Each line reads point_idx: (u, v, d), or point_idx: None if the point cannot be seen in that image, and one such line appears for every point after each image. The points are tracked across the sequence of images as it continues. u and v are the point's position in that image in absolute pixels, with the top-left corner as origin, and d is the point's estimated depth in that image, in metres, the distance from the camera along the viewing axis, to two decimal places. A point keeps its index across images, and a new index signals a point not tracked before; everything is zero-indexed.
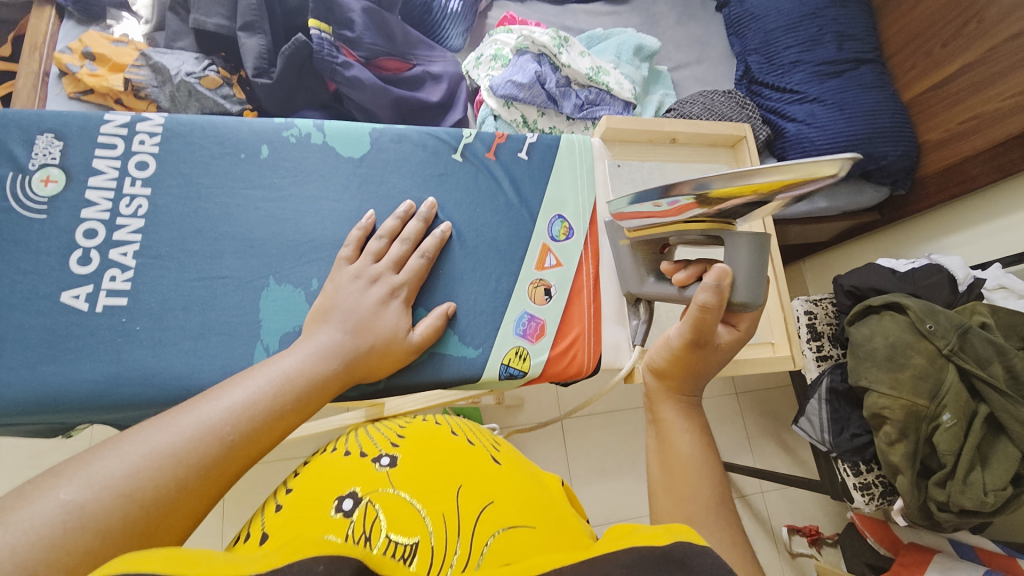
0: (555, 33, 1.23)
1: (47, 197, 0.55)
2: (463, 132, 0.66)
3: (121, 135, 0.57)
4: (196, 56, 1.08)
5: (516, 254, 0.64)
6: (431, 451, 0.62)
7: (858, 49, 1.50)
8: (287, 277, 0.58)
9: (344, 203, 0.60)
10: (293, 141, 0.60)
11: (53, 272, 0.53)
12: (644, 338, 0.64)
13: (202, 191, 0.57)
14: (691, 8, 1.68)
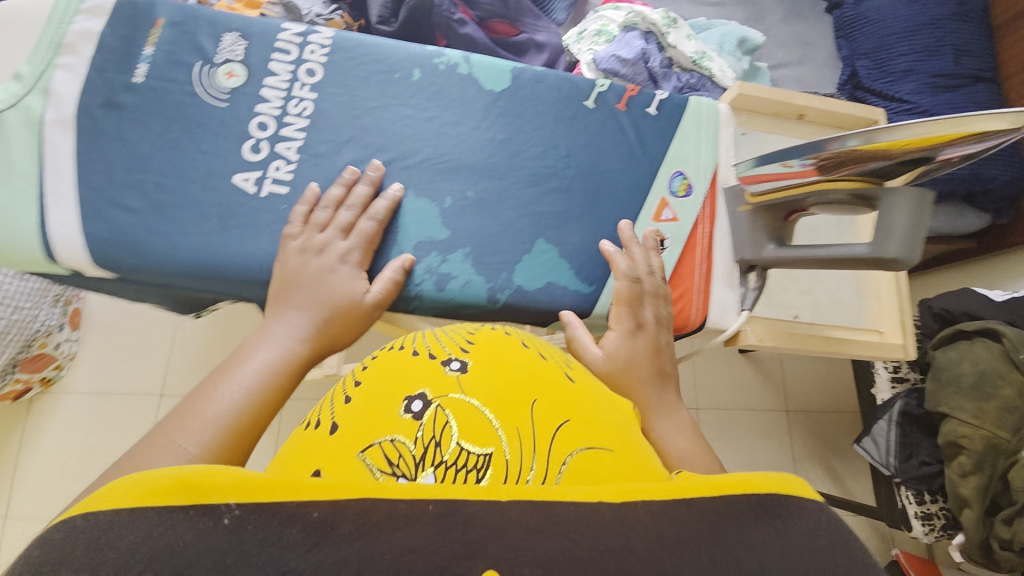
0: (666, 12, 1.24)
1: (229, 89, 0.62)
2: (598, 81, 0.69)
3: (295, 43, 0.65)
4: (325, 0, 1.15)
5: (635, 203, 0.66)
6: (506, 363, 0.50)
7: (976, 67, 1.41)
8: (424, 192, 0.63)
9: (480, 130, 0.65)
10: (442, 68, 0.66)
11: (230, 155, 0.61)
12: (753, 304, 0.65)
13: (362, 105, 0.64)
14: (799, 7, 1.57)
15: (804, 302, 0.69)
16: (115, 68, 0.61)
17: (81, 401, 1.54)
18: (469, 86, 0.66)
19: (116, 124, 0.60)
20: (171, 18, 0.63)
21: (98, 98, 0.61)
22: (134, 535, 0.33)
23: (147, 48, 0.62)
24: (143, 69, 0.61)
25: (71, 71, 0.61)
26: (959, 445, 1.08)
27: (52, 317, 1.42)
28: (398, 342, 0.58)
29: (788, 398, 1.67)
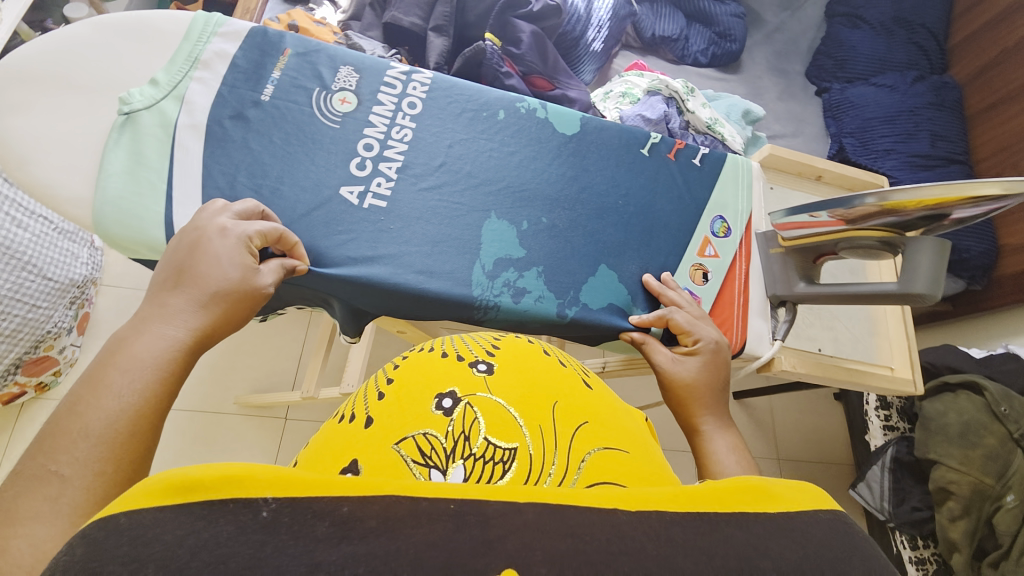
0: (685, 82, 1.40)
1: (342, 111, 0.76)
2: (652, 135, 0.83)
3: (399, 80, 0.80)
4: (384, 45, 1.27)
5: (683, 240, 0.78)
6: (528, 368, 0.53)
7: (950, 150, 1.62)
8: (504, 216, 0.75)
9: (552, 166, 0.79)
10: (523, 111, 0.82)
11: (341, 169, 0.73)
12: (785, 335, 0.74)
13: (456, 139, 0.78)
14: (792, 88, 1.78)
15: (827, 336, 0.78)
16: (247, 87, 0.75)
17: None
18: (545, 126, 0.81)
19: (246, 133, 0.73)
20: (296, 50, 0.79)
21: (226, 109, 0.74)
22: (176, 529, 0.27)
23: (275, 72, 0.77)
24: (269, 88, 0.76)
25: (203, 84, 0.75)
26: (948, 490, 1.14)
27: (64, 319, 1.35)
28: (427, 344, 0.60)
29: (779, 446, 1.70)
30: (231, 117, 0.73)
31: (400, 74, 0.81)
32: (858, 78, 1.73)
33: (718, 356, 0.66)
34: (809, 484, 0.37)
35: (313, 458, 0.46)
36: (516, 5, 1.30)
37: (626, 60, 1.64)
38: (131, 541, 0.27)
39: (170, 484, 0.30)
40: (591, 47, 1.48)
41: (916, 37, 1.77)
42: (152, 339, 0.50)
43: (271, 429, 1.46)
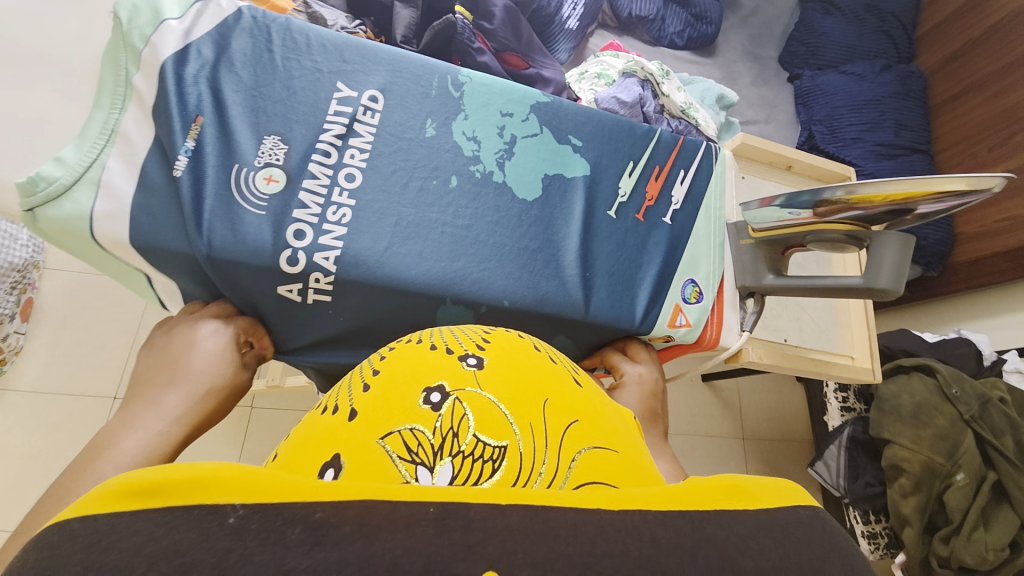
0: (661, 64, 1.38)
1: (268, 193, 0.57)
2: (619, 192, 0.72)
3: (336, 146, 0.60)
4: (349, 15, 1.19)
5: (654, 311, 0.69)
6: (518, 364, 0.49)
7: (913, 139, 1.66)
8: (460, 299, 0.61)
9: (512, 239, 0.65)
10: (478, 176, 0.65)
11: (267, 265, 0.55)
12: (753, 326, 0.73)
13: (404, 217, 0.61)
14: (766, 74, 1.78)
15: (793, 327, 0.79)
16: (157, 159, 0.56)
17: (15, 404, 1.34)
18: (504, 193, 0.66)
19: (161, 225, 0.54)
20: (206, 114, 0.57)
21: (146, 191, 0.55)
22: (134, 536, 0.25)
23: (187, 139, 0.56)
24: (184, 160, 0.55)
25: (126, 161, 0.56)
26: (900, 468, 1.20)
27: (3, 306, 1.26)
28: (414, 336, 0.56)
29: (743, 426, 1.75)
30: (136, 207, 0.54)
31: (336, 135, 0.61)
32: (828, 66, 1.74)
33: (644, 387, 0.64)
34: (786, 481, 0.37)
35: (292, 454, 0.42)
36: None
37: (602, 40, 1.60)
38: (85, 547, 0.25)
39: (131, 488, 0.27)
40: (566, 24, 1.43)
41: (886, 25, 1.78)
42: (140, 437, 0.49)
43: (234, 420, 1.41)
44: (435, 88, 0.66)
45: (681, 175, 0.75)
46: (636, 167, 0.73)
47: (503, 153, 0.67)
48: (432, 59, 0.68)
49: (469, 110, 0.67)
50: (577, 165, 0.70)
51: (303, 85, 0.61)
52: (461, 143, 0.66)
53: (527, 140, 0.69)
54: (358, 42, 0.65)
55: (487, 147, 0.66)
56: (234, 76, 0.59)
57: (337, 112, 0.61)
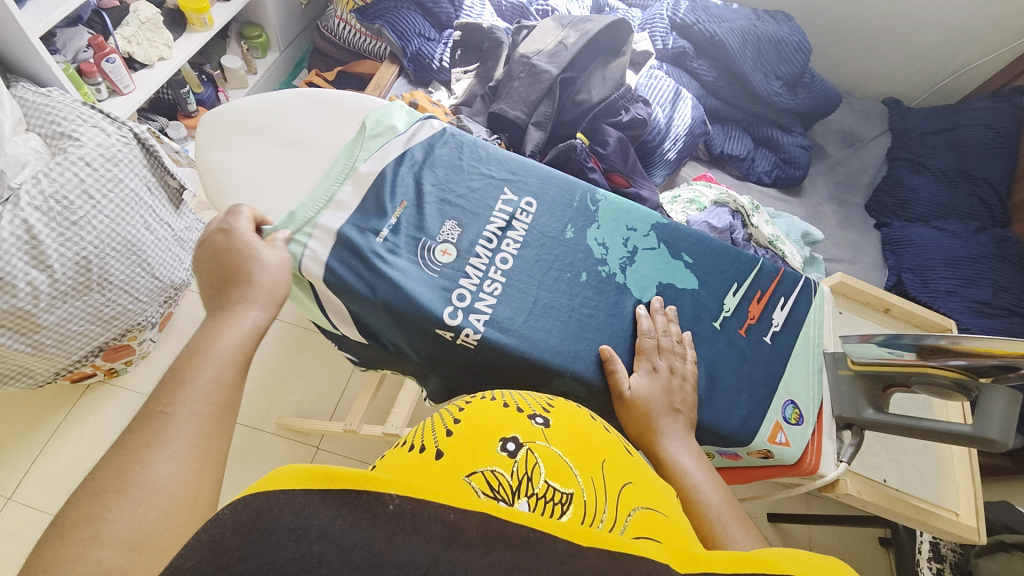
0: (753, 199, 1.50)
1: (442, 262, 0.72)
2: (724, 307, 0.80)
3: (495, 236, 0.76)
4: (488, 131, 1.46)
5: (753, 424, 0.72)
6: (580, 428, 0.56)
7: (1015, 302, 1.61)
8: (579, 376, 0.69)
9: (627, 331, 0.73)
10: (604, 275, 0.77)
11: (431, 318, 0.68)
12: (851, 457, 0.73)
13: (540, 299, 0.73)
14: (851, 218, 1.88)
15: (893, 468, 0.78)
16: (358, 229, 0.72)
17: (132, 401, 1.55)
18: (623, 292, 0.76)
19: (355, 278, 0.70)
20: (410, 201, 0.75)
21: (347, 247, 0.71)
22: (329, 510, 0.32)
23: (393, 217, 0.74)
24: (387, 231, 0.73)
25: (331, 223, 0.73)
26: None
27: (154, 315, 1.48)
28: (484, 393, 0.62)
29: None
30: (339, 262, 0.70)
31: (497, 227, 0.76)
32: (919, 220, 1.83)
33: (665, 374, 0.68)
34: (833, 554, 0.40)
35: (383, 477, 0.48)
36: (608, 114, 1.47)
37: (694, 170, 1.80)
38: (291, 512, 0.32)
39: (317, 472, 0.34)
40: (666, 155, 1.61)
41: (980, 191, 1.84)
42: (228, 342, 0.56)
43: (301, 456, 1.50)
44: (576, 202, 0.82)
45: (781, 302, 0.83)
46: (740, 289, 0.82)
47: (626, 260, 0.79)
48: (575, 180, 0.84)
49: (602, 221, 0.81)
50: (688, 279, 0.80)
51: (479, 187, 0.79)
52: (593, 247, 0.79)
53: (647, 252, 0.81)
54: (524, 161, 0.83)
55: (614, 253, 0.79)
56: (432, 175, 0.78)
57: (500, 211, 0.78)
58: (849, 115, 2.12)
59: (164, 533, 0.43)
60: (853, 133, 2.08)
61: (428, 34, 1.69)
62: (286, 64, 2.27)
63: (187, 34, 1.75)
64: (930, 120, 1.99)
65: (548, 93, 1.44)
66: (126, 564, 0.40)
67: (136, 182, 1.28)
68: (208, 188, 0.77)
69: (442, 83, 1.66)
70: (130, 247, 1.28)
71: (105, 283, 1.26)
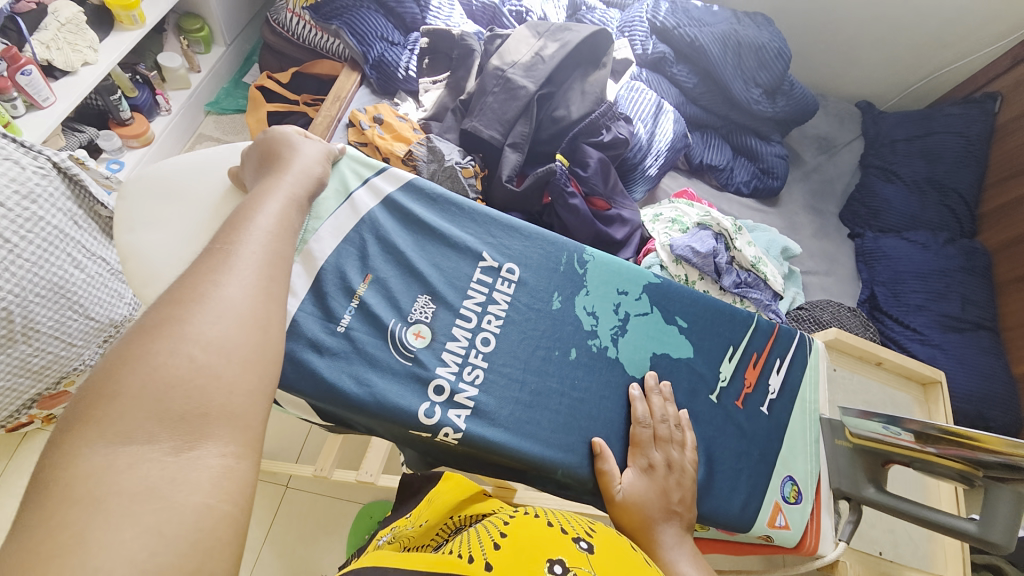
0: (734, 221, 1.48)
1: (415, 349, 0.64)
2: (720, 376, 0.75)
3: (475, 312, 0.68)
4: (460, 150, 1.35)
5: (753, 510, 0.68)
6: (629, 560, 0.51)
7: (979, 315, 1.67)
8: (570, 474, 0.63)
9: (623, 415, 0.68)
10: (595, 350, 0.71)
11: (404, 417, 0.60)
12: (849, 536, 0.71)
13: (528, 385, 0.66)
14: (826, 229, 1.88)
15: (887, 539, 0.78)
16: (311, 318, 0.61)
17: None
18: (616, 369, 0.70)
19: (308, 380, 0.58)
20: (376, 275, 0.66)
21: (301, 339, 0.60)
22: None
23: (354, 300, 0.64)
24: (349, 318, 0.62)
25: None
26: None
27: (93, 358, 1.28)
28: (530, 509, 0.60)
29: None
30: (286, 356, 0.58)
31: (477, 301, 0.68)
32: (890, 230, 1.85)
33: (664, 473, 0.63)
34: None
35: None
36: (588, 133, 1.39)
37: (675, 182, 1.74)
38: None
39: None
40: (647, 172, 1.55)
41: (948, 201, 1.86)
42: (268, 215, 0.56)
43: (269, 499, 1.41)
44: (563, 265, 0.74)
45: (777, 363, 0.79)
46: (736, 353, 0.77)
47: (617, 330, 0.73)
48: (561, 236, 0.76)
49: (591, 286, 0.74)
50: (682, 346, 0.75)
51: (454, 253, 0.70)
52: (582, 317, 0.72)
53: (639, 319, 0.75)
54: (504, 217, 0.75)
55: (605, 323, 0.73)
56: (400, 241, 0.69)
57: (479, 281, 0.69)
58: (824, 120, 2.10)
59: (238, 350, 0.44)
60: (827, 138, 2.07)
61: (392, 38, 1.55)
62: (234, 59, 2.06)
63: (116, 34, 1.56)
64: (903, 126, 1.99)
65: (524, 111, 1.34)
66: (204, 385, 0.41)
67: (60, 217, 1.10)
68: (134, 278, 0.66)
69: (409, 93, 1.53)
70: (58, 289, 1.10)
71: (31, 331, 1.09)
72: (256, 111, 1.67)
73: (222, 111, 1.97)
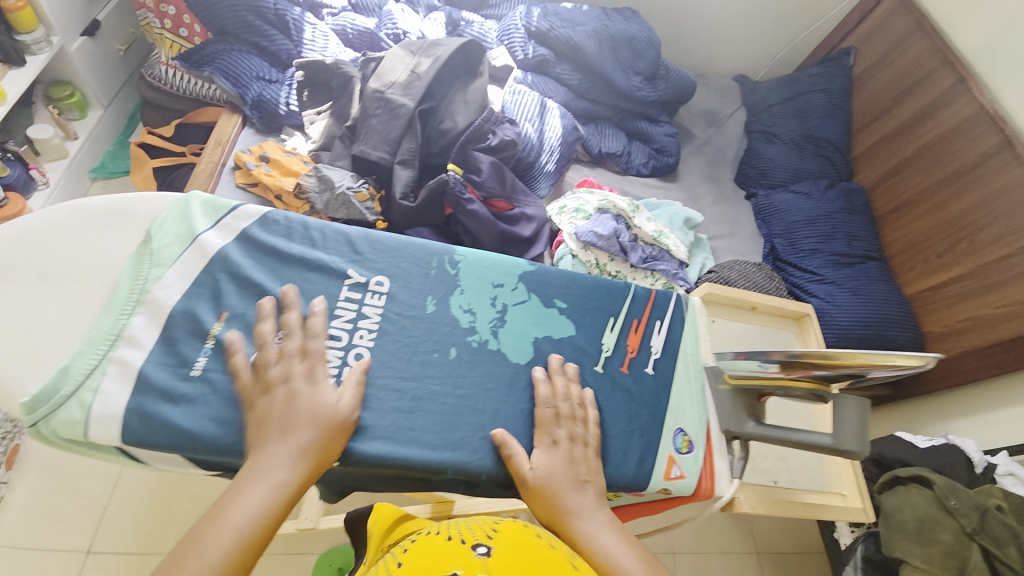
0: (631, 201, 1.55)
1: None
2: (605, 348, 0.79)
3: (345, 330, 0.69)
4: (353, 175, 1.35)
5: (649, 467, 0.72)
6: (529, 555, 0.50)
7: (866, 248, 1.83)
8: (461, 469, 0.65)
9: (510, 403, 0.70)
10: (475, 345, 0.73)
11: None
12: (741, 471, 0.77)
13: (409, 391, 0.67)
14: (725, 194, 2.01)
15: (780, 468, 0.84)
16: (157, 367, 0.63)
17: None
18: (499, 359, 0.73)
19: (161, 432, 0.60)
20: (233, 313, 0.66)
21: (153, 391, 0.62)
22: None
23: (208, 341, 0.65)
24: (202, 360, 0.64)
25: (119, 370, 0.62)
26: None
27: None
28: (435, 527, 0.57)
29: (757, 540, 1.66)
30: (134, 411, 0.60)
31: (347, 319, 0.69)
32: (779, 185, 1.99)
33: (570, 447, 0.66)
34: None
35: None
36: (475, 140, 1.43)
37: (577, 173, 1.81)
38: None
39: None
40: (545, 168, 1.61)
41: (824, 151, 2.03)
42: (253, 498, 0.55)
43: None
44: (434, 269, 0.76)
45: (658, 325, 0.84)
46: (617, 322, 0.81)
47: (496, 322, 0.75)
48: (429, 241, 0.78)
49: (465, 284, 0.76)
50: (562, 325, 0.78)
51: (315, 277, 0.71)
52: (458, 316, 0.74)
53: (517, 307, 0.77)
54: (370, 231, 0.76)
55: (482, 316, 0.75)
56: (256, 275, 0.69)
57: (347, 299, 0.70)
58: (707, 95, 2.26)
59: None
60: (713, 112, 2.22)
61: (268, 75, 1.53)
62: (116, 120, 1.97)
63: None
64: (775, 91, 2.16)
65: (408, 128, 1.36)
66: None
67: None
68: None
69: (294, 127, 1.52)
70: None
71: None
72: (140, 169, 1.62)
73: (110, 174, 1.90)
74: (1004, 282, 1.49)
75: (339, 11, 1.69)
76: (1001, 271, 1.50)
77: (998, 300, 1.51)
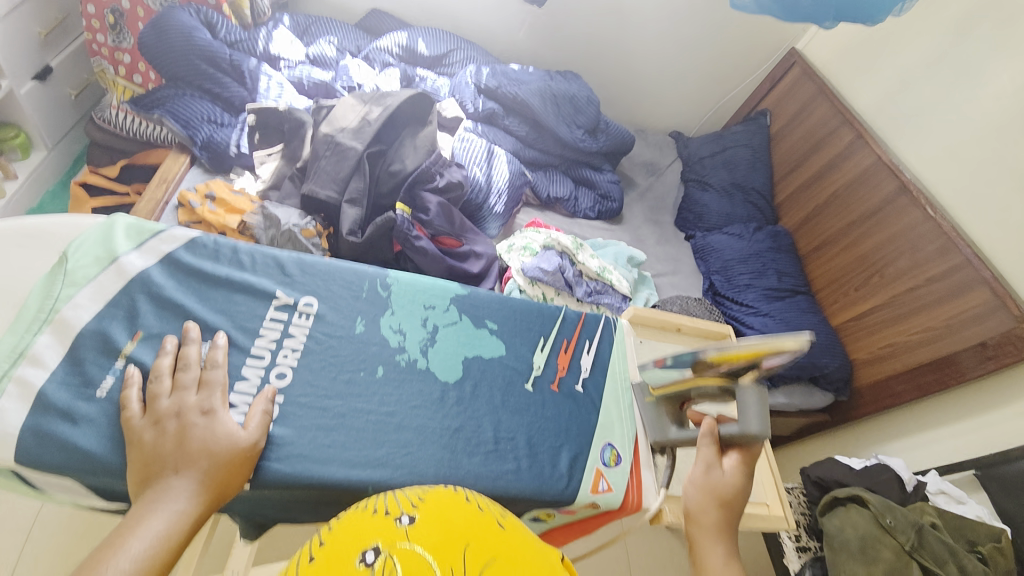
0: (574, 238, 1.62)
1: None
2: (535, 366, 0.82)
3: (269, 350, 0.72)
4: (301, 213, 1.37)
5: (574, 481, 0.73)
6: (451, 519, 0.49)
7: (794, 283, 1.98)
8: (382, 487, 0.65)
9: (435, 419, 0.72)
10: (403, 364, 0.76)
11: None
12: (666, 482, 0.80)
13: (332, 409, 0.70)
14: (666, 235, 2.16)
15: None
16: (60, 387, 0.65)
17: None
18: (428, 378, 0.76)
19: (58, 450, 0.61)
20: (153, 333, 0.70)
21: (53, 411, 0.63)
22: None
23: (120, 359, 0.68)
24: (111, 380, 0.66)
25: (21, 389, 0.64)
26: None
27: None
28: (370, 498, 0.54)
29: None
30: (30, 431, 0.61)
31: (272, 340, 0.73)
32: (714, 227, 2.15)
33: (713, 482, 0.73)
34: None
35: None
36: (424, 181, 1.49)
37: (527, 216, 1.91)
38: None
39: None
40: (494, 209, 1.69)
41: (751, 198, 2.24)
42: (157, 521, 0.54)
43: None
44: (365, 292, 0.80)
45: (587, 345, 0.87)
46: (547, 342, 0.85)
47: (426, 342, 0.79)
48: (362, 266, 0.82)
49: (397, 307, 0.80)
50: (493, 346, 0.82)
51: (244, 301, 0.75)
52: (388, 336, 0.77)
53: (448, 328, 0.81)
54: (306, 258, 0.80)
55: (412, 337, 0.78)
56: (185, 300, 0.73)
57: (274, 320, 0.74)
58: (646, 147, 2.47)
59: None
60: (652, 162, 2.42)
61: (219, 119, 1.58)
62: (60, 162, 1.93)
63: None
64: (706, 145, 2.36)
65: (357, 169, 1.41)
66: None
67: None
68: None
69: (245, 167, 1.57)
70: None
71: None
72: (78, 208, 1.58)
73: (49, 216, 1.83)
74: (913, 311, 1.63)
75: (297, 64, 1.78)
76: (911, 300, 1.64)
77: (913, 326, 1.63)
